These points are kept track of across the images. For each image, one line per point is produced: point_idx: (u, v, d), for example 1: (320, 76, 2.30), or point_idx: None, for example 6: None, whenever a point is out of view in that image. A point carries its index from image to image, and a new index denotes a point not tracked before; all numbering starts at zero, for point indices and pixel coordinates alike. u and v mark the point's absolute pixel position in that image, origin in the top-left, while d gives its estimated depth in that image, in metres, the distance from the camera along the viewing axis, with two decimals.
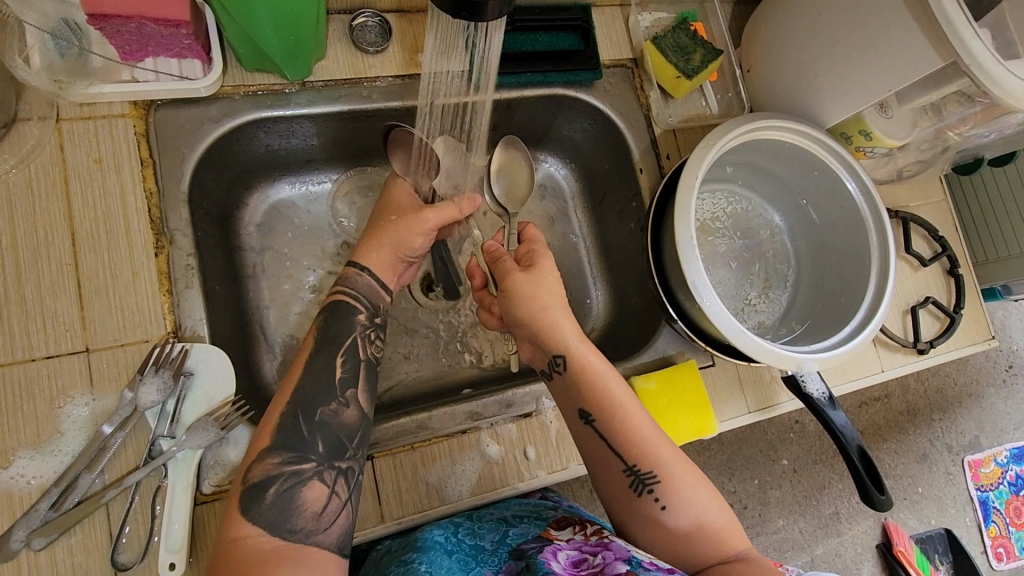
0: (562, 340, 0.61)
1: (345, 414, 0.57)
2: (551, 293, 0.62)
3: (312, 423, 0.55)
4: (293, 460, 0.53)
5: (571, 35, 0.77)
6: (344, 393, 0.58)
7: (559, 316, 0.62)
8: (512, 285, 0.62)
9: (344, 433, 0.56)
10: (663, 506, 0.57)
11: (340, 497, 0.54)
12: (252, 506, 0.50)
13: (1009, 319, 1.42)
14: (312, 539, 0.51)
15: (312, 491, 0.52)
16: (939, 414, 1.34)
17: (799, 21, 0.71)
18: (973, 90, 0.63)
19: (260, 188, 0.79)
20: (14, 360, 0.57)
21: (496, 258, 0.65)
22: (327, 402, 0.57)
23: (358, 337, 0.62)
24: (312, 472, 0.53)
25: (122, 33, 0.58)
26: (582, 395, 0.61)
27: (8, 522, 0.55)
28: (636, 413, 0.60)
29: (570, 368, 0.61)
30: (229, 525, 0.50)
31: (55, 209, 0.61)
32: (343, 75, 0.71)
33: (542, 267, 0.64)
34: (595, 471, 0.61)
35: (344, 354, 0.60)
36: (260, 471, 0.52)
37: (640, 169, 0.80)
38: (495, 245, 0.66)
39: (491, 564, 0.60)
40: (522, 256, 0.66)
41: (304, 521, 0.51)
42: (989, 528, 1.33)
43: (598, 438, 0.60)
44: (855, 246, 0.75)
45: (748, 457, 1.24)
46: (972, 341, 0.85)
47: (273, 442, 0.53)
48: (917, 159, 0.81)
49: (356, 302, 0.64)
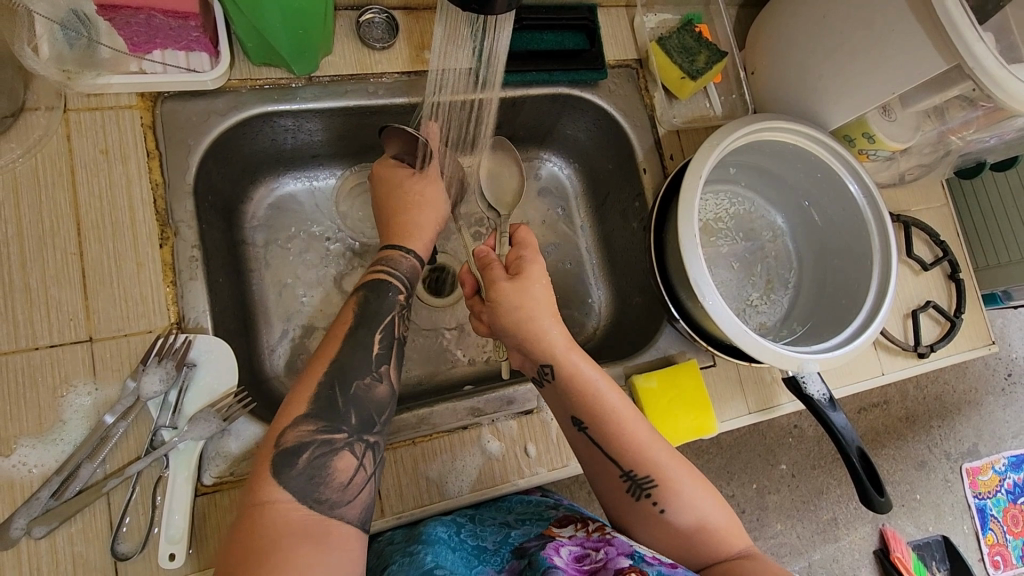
0: (550, 350, 0.60)
1: (379, 390, 0.57)
2: (539, 302, 0.61)
3: (347, 395, 0.55)
4: (325, 429, 0.53)
5: (577, 34, 0.78)
6: (378, 368, 0.58)
7: (548, 325, 0.61)
8: (498, 294, 0.61)
9: (375, 407, 0.56)
10: (663, 509, 0.57)
11: (367, 470, 0.54)
12: (284, 470, 0.50)
13: (1009, 327, 1.42)
14: (336, 510, 0.50)
15: (341, 461, 0.53)
16: (938, 420, 1.34)
17: (806, 22, 0.71)
18: (975, 94, 0.63)
19: (265, 183, 0.79)
20: (17, 349, 0.57)
21: (486, 264, 0.64)
22: (362, 375, 0.57)
23: (396, 315, 0.62)
24: (344, 443, 0.53)
25: (132, 24, 0.59)
26: (575, 402, 0.60)
27: (9, 509, 0.55)
28: (630, 419, 0.60)
29: (559, 376, 0.60)
30: (257, 488, 0.50)
31: (61, 198, 0.61)
32: (350, 71, 0.72)
33: (529, 274, 0.62)
34: (593, 475, 0.61)
35: (383, 330, 0.60)
36: (294, 437, 0.52)
37: (643, 169, 0.80)
38: (485, 250, 0.65)
39: (494, 563, 0.60)
40: (511, 261, 0.64)
41: (330, 491, 0.51)
42: (986, 536, 1.33)
43: (593, 444, 0.60)
44: (856, 250, 0.75)
45: (746, 461, 1.24)
46: (971, 346, 0.85)
47: (308, 410, 0.53)
48: (919, 164, 0.81)
49: (393, 280, 0.64)
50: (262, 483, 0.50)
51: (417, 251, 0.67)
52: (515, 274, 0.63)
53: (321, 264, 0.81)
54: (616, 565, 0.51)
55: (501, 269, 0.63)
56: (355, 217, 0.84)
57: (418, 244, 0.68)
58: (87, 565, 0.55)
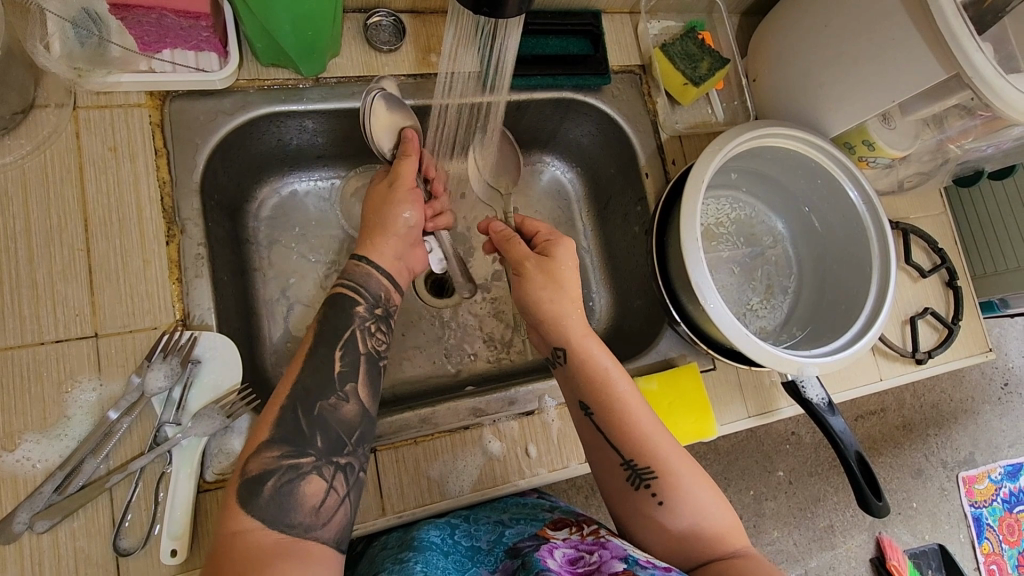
0: (566, 334, 0.63)
1: (345, 408, 0.57)
2: (562, 285, 0.63)
3: (310, 418, 0.55)
4: (291, 453, 0.53)
5: (582, 39, 0.79)
6: (343, 388, 0.58)
7: (567, 310, 0.63)
8: (525, 272, 0.63)
9: (343, 430, 0.56)
10: (661, 502, 0.57)
11: (338, 492, 0.54)
12: (250, 500, 0.50)
13: (1006, 336, 1.43)
14: (311, 533, 0.51)
15: (310, 485, 0.53)
16: (935, 429, 1.35)
17: (811, 28, 0.71)
18: (974, 103, 0.64)
19: (270, 182, 0.80)
20: (24, 343, 0.58)
21: (506, 237, 0.66)
22: (326, 396, 0.57)
23: (358, 329, 0.62)
24: (311, 467, 0.54)
25: (143, 24, 0.60)
26: (583, 387, 0.61)
27: (12, 503, 0.55)
28: (636, 405, 0.61)
29: (572, 361, 0.62)
30: (227, 519, 0.50)
31: (69, 194, 0.62)
32: (356, 73, 0.72)
33: (560, 258, 0.63)
34: (594, 463, 0.62)
35: (344, 347, 0.60)
36: (258, 465, 0.52)
37: (645, 173, 0.81)
38: (501, 227, 0.68)
39: (488, 563, 0.61)
40: (537, 244, 0.66)
41: (302, 515, 0.51)
42: (983, 545, 1.34)
43: (597, 430, 0.61)
44: (855, 256, 0.76)
45: (743, 468, 1.24)
46: (969, 353, 0.86)
47: (271, 436, 0.54)
48: (918, 171, 0.82)
49: (358, 294, 0.63)
50: (229, 514, 0.50)
51: (383, 265, 0.66)
52: (544, 254, 0.65)
53: (325, 264, 0.82)
54: (610, 569, 0.52)
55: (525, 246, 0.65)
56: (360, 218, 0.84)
57: (385, 258, 0.66)
58: (89, 560, 0.55)
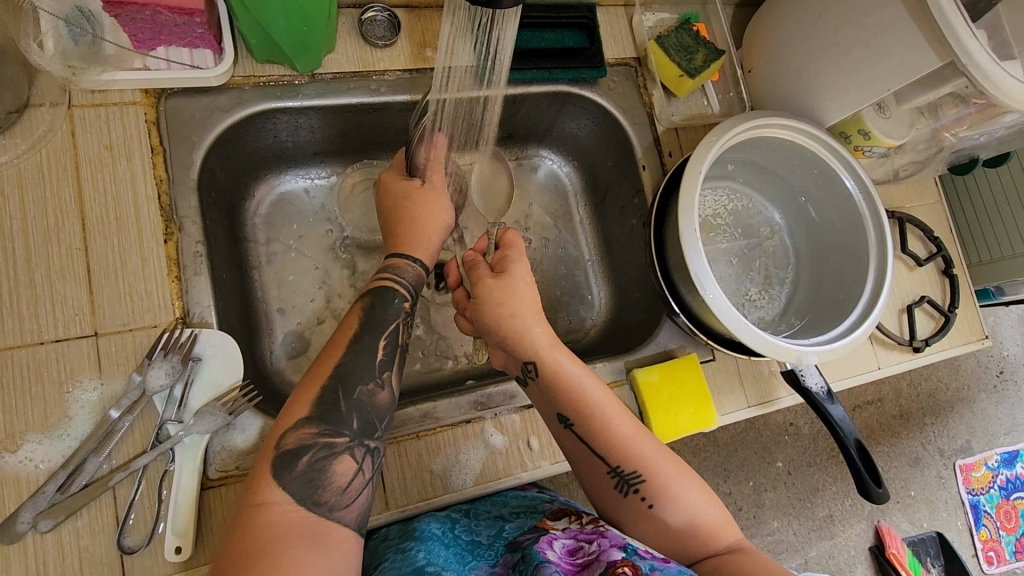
0: (533, 347, 0.61)
1: (381, 396, 0.57)
2: (519, 301, 0.62)
3: (350, 401, 0.55)
4: (327, 432, 0.53)
5: (576, 33, 0.79)
6: (381, 374, 0.58)
7: (529, 324, 0.62)
8: (482, 292, 0.62)
9: (375, 415, 0.56)
10: (651, 504, 0.58)
11: (365, 475, 0.54)
12: (283, 472, 0.50)
13: (1000, 324, 1.44)
14: (334, 513, 0.50)
15: (341, 465, 0.52)
16: (932, 417, 1.35)
17: (807, 17, 0.72)
18: (969, 91, 0.64)
19: (267, 179, 0.80)
20: (23, 343, 0.58)
21: (471, 266, 0.65)
22: (365, 380, 0.57)
23: (400, 323, 0.63)
24: (344, 448, 0.53)
25: (137, 20, 0.60)
26: (560, 400, 0.61)
27: (14, 504, 0.55)
28: (614, 412, 0.60)
29: (542, 374, 0.61)
30: (256, 489, 0.50)
31: (65, 193, 0.61)
32: (353, 68, 0.72)
33: (514, 272, 0.63)
34: (581, 472, 0.61)
35: (386, 338, 0.60)
36: (295, 439, 0.52)
37: (642, 166, 0.80)
38: (473, 256, 0.67)
39: (487, 558, 0.60)
40: (496, 262, 0.66)
41: (329, 494, 0.51)
42: (980, 533, 1.34)
43: (580, 440, 0.60)
44: (853, 246, 0.76)
45: (743, 459, 1.25)
46: (965, 341, 0.86)
47: (309, 414, 0.54)
48: (913, 160, 0.82)
49: (398, 288, 0.64)
50: (261, 484, 0.50)
51: (422, 259, 0.67)
52: (500, 273, 0.64)
53: (324, 260, 0.82)
54: (608, 558, 0.52)
55: (486, 268, 0.65)
56: (359, 214, 0.84)
57: (423, 253, 0.67)
58: (93, 559, 0.55)
